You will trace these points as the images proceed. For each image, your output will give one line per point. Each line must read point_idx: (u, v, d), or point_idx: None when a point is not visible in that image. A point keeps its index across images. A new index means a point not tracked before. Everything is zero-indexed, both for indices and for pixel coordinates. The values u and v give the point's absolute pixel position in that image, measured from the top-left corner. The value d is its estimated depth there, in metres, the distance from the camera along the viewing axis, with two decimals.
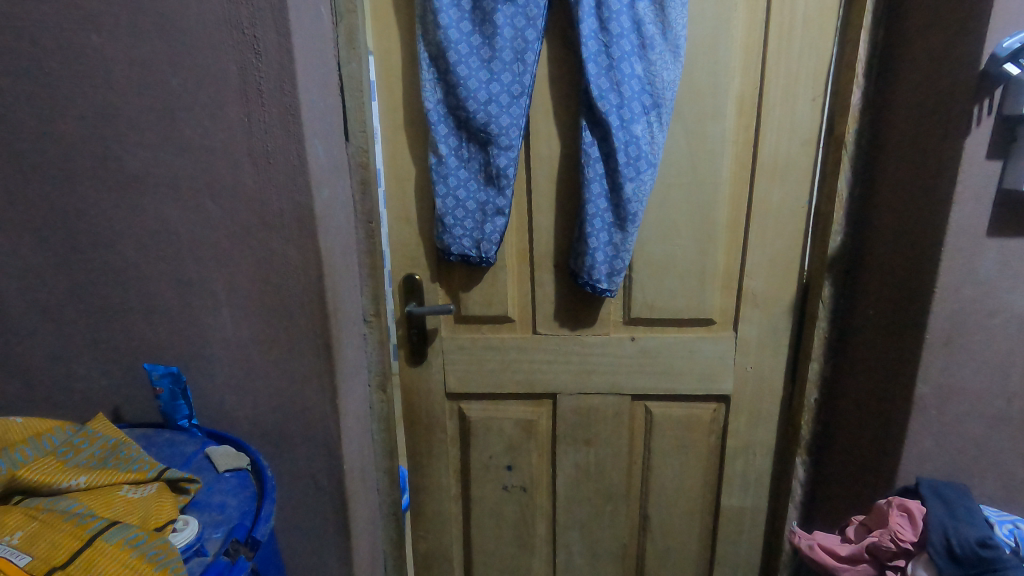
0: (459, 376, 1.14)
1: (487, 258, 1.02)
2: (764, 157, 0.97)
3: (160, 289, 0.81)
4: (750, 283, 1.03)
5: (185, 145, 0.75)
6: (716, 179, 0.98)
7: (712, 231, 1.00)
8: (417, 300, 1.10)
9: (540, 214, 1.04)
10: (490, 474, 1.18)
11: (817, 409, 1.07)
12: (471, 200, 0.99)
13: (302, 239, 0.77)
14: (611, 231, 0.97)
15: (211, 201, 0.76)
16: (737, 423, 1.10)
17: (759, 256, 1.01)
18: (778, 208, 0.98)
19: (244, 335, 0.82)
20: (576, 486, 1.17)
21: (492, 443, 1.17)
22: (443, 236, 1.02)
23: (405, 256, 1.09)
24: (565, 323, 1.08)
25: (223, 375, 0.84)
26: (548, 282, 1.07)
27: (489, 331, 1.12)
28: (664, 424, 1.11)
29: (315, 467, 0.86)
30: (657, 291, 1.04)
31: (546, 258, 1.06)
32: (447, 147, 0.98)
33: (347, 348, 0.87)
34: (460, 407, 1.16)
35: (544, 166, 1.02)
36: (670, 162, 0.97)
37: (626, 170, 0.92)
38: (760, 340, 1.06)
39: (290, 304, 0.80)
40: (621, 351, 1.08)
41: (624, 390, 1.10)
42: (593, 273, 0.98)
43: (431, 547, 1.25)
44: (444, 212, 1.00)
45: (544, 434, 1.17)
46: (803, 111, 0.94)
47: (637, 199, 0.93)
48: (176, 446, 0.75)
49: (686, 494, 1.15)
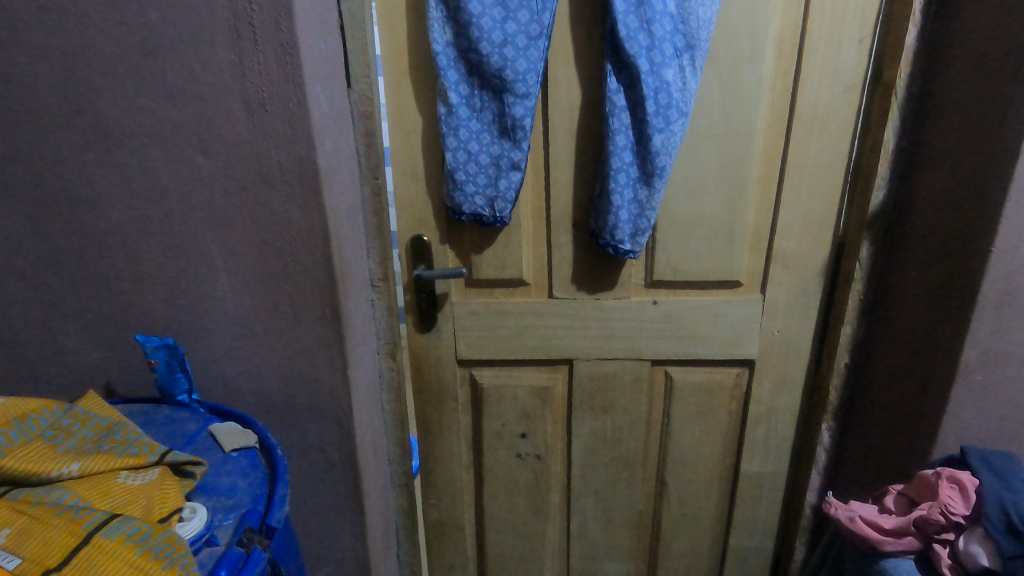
0: (470, 341, 1.09)
1: (502, 217, 0.96)
2: (803, 105, 0.89)
3: (150, 254, 0.73)
4: (780, 243, 0.96)
5: (170, 91, 0.66)
6: (750, 130, 0.90)
7: (742, 186, 0.94)
8: (426, 263, 1.04)
9: (557, 169, 0.97)
10: (504, 442, 1.15)
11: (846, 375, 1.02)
12: (484, 153, 0.92)
13: (304, 196, 0.69)
14: (636, 187, 0.90)
15: (203, 155, 0.68)
16: (760, 389, 1.06)
17: (792, 214, 0.95)
18: (815, 162, 0.91)
19: (244, 302, 0.75)
20: (591, 452, 1.15)
21: (505, 411, 1.13)
22: (454, 194, 0.95)
23: (411, 217, 1.01)
24: (583, 287, 1.03)
25: (223, 346, 0.77)
26: (565, 243, 1.01)
27: (502, 296, 1.06)
28: (685, 390, 1.08)
29: (324, 440, 0.82)
30: (681, 251, 0.98)
31: (563, 217, 0.99)
32: (458, 95, 0.89)
33: (353, 314, 0.81)
34: (472, 374, 1.12)
35: (562, 116, 0.93)
36: (700, 111, 0.90)
37: (655, 120, 0.85)
38: (788, 302, 1.00)
39: (294, 270, 0.73)
40: (642, 315, 1.03)
41: (643, 356, 1.06)
42: (616, 233, 0.93)
43: (443, 515, 1.22)
44: (455, 167, 0.93)
45: (559, 401, 1.12)
46: (849, 54, 0.86)
47: (666, 152, 0.87)
48: (177, 424, 0.69)
49: (704, 460, 1.12)
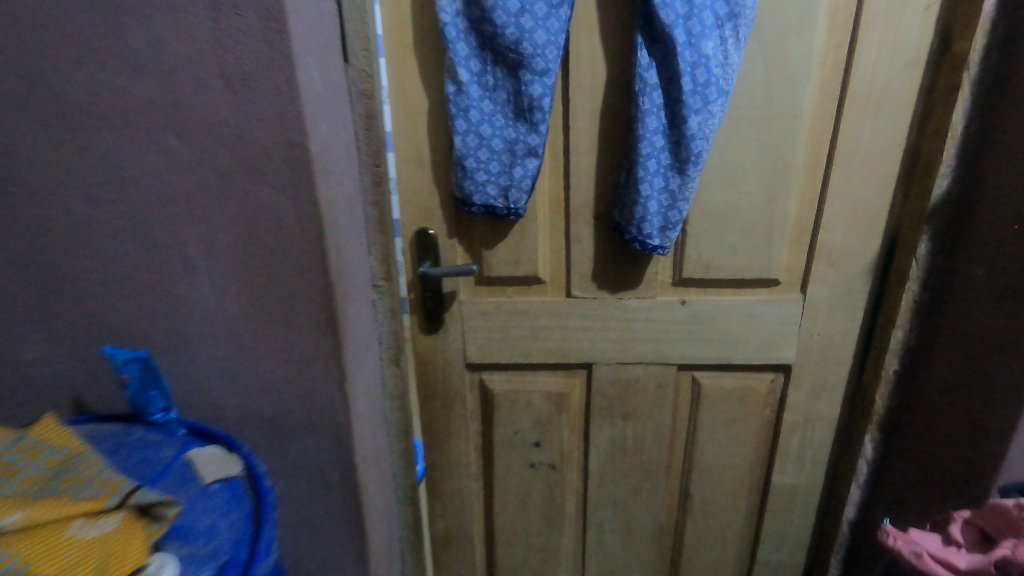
0: (480, 344, 1.00)
1: (516, 209, 0.87)
2: (857, 83, 0.79)
3: (118, 254, 0.64)
4: (825, 238, 0.87)
5: (137, 64, 0.56)
6: (795, 111, 0.81)
7: (785, 175, 0.84)
8: (432, 259, 0.95)
9: (578, 155, 0.87)
10: (516, 450, 1.07)
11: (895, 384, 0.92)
12: (497, 138, 0.83)
13: (295, 187, 0.60)
14: (667, 176, 0.81)
15: (178, 139, 0.59)
16: (796, 396, 0.97)
17: (840, 205, 0.85)
18: (867, 147, 0.82)
19: (227, 308, 0.66)
20: (610, 462, 1.06)
21: (517, 418, 1.05)
22: (464, 183, 0.86)
23: (417, 208, 0.92)
24: (604, 285, 0.94)
25: (204, 359, 0.68)
26: (585, 237, 0.91)
27: (516, 294, 0.97)
28: (713, 397, 0.99)
29: (321, 460, 0.73)
30: (714, 246, 0.89)
31: (584, 209, 0.90)
32: (468, 72, 0.80)
33: (352, 319, 0.72)
34: (481, 378, 1.04)
35: (585, 96, 0.84)
36: (741, 89, 0.80)
37: (690, 100, 0.75)
38: (832, 303, 0.91)
39: (284, 271, 0.64)
40: (668, 316, 0.94)
41: (669, 360, 0.97)
42: (644, 226, 0.83)
43: (450, 526, 1.15)
44: (465, 153, 0.84)
45: (576, 407, 1.04)
46: (912, 24, 0.76)
47: (702, 136, 0.77)
48: (150, 449, 0.60)
49: (732, 471, 1.04)
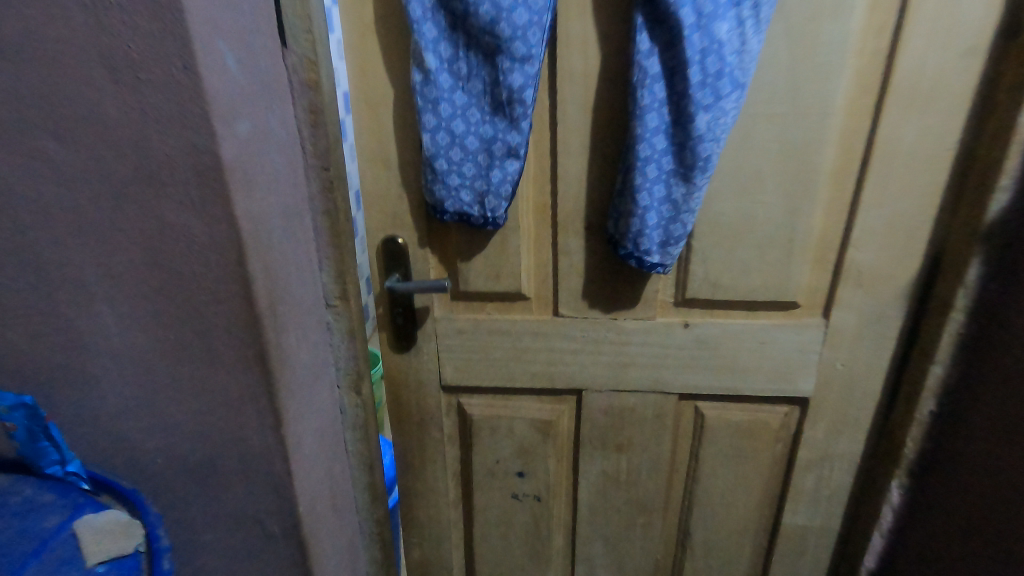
0: (457, 364, 0.90)
1: (495, 217, 0.75)
2: (900, 73, 0.66)
3: (5, 278, 0.53)
4: (855, 256, 0.75)
5: (5, 51, 0.46)
6: (825, 108, 0.68)
7: (809, 182, 0.71)
8: (401, 271, 0.83)
9: (567, 157, 0.75)
10: (497, 480, 0.97)
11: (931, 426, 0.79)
12: (472, 135, 0.71)
13: (206, 202, 0.49)
14: (670, 183, 0.69)
15: (62, 144, 0.48)
16: (813, 431, 0.86)
17: (874, 219, 0.72)
18: (910, 151, 0.69)
19: (136, 342, 0.55)
20: (601, 495, 0.96)
21: (499, 446, 0.94)
22: (435, 187, 0.74)
23: (383, 214, 0.81)
24: (596, 304, 0.82)
25: (114, 399, 0.57)
26: (575, 250, 0.80)
27: (496, 312, 0.86)
28: (718, 430, 0.88)
29: (257, 513, 0.63)
30: (723, 263, 0.77)
31: (573, 218, 0.78)
32: (437, 59, 0.68)
33: (292, 351, 0.61)
34: (459, 401, 0.93)
35: (575, 87, 0.71)
36: (761, 80, 0.67)
37: (698, 94, 0.63)
38: (859, 330, 0.79)
39: (201, 300, 0.53)
40: (669, 341, 0.83)
41: (669, 388, 0.86)
42: (641, 241, 0.72)
43: (427, 555, 1.05)
44: (435, 153, 0.72)
45: (564, 436, 0.93)
46: (973, 3, 0.62)
47: (712, 137, 0.65)
48: (32, 517, 0.54)
49: (738, 509, 0.93)
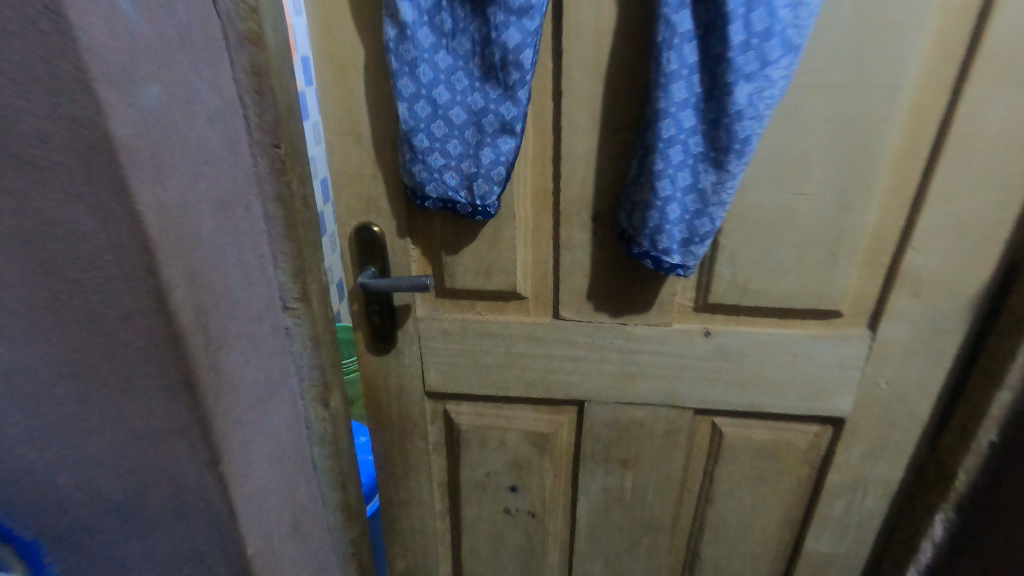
0: (444, 369, 0.79)
1: (486, 206, 0.63)
2: (992, 37, 0.53)
3: None
4: (914, 260, 0.62)
5: None
6: (895, 79, 0.55)
7: (867, 171, 0.59)
8: (377, 265, 0.72)
9: (573, 134, 0.62)
10: (488, 493, 0.87)
11: (990, 459, 0.68)
12: (458, 106, 0.59)
13: (94, 192, 0.38)
14: (697, 168, 0.57)
15: None
16: (846, 454, 0.75)
17: (941, 217, 0.60)
18: (993, 135, 0.56)
19: (31, 364, 0.44)
20: (603, 513, 0.86)
21: (490, 457, 0.85)
22: (414, 168, 0.62)
23: (356, 199, 0.69)
24: (603, 306, 0.71)
25: (13, 430, 0.47)
26: (579, 244, 0.68)
27: (488, 312, 0.75)
28: (738, 449, 0.78)
29: (196, 557, 0.53)
30: (755, 265, 0.65)
31: (579, 207, 0.66)
32: (415, 10, 0.56)
33: (230, 372, 0.50)
34: (446, 409, 0.83)
35: (584, 48, 0.58)
36: (817, 42, 0.54)
37: (740, 59, 0.50)
38: (910, 345, 0.67)
39: (105, 314, 0.42)
40: (686, 351, 0.72)
41: (683, 402, 0.75)
42: (659, 238, 0.60)
43: (411, 568, 0.97)
44: (413, 126, 0.60)
45: (563, 448, 0.83)
46: None
47: (753, 114, 0.52)
48: None
49: (755, 533, 0.84)
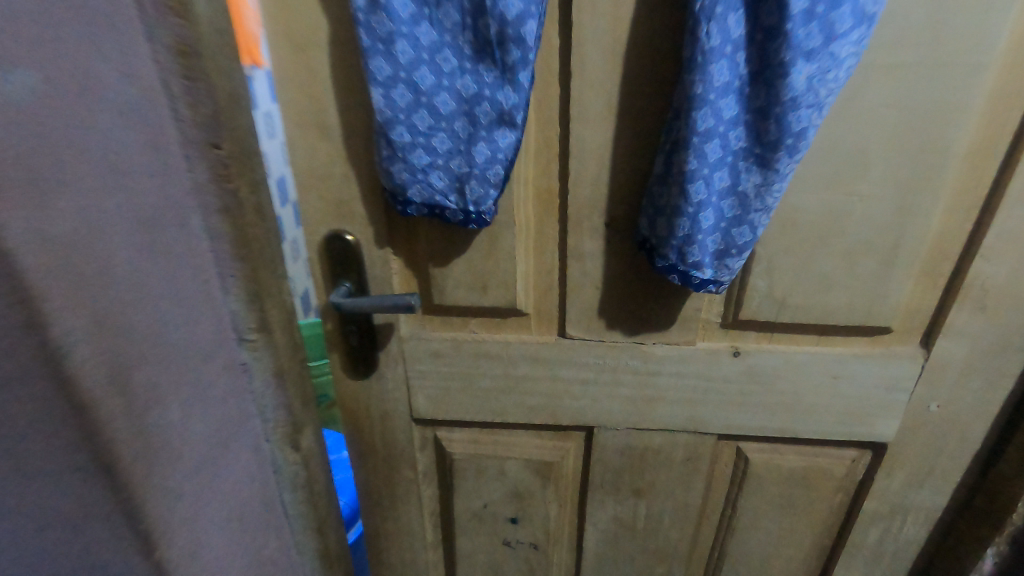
0: (433, 394, 0.69)
1: (480, 212, 0.52)
2: None
3: None
4: (981, 270, 0.54)
5: None
6: (980, 57, 0.45)
7: (936, 168, 0.49)
8: (353, 279, 0.61)
9: (584, 125, 0.52)
10: (485, 525, 0.78)
11: None
12: (445, 91, 0.48)
13: None
14: (738, 168, 0.47)
15: None
16: (886, 482, 0.67)
17: (1017, 220, 0.51)
18: None
19: None
20: (613, 544, 0.78)
21: (487, 487, 0.76)
22: (393, 168, 0.51)
23: (325, 203, 0.58)
24: (617, 324, 0.62)
25: None
26: (590, 254, 0.58)
27: (483, 330, 0.65)
28: (765, 477, 0.69)
29: None
30: (797, 277, 0.55)
31: (590, 211, 0.56)
32: None
33: (153, 429, 0.42)
34: (437, 436, 0.74)
35: (599, 20, 0.48)
36: (887, 12, 0.44)
37: (800, 31, 0.40)
38: (968, 365, 0.59)
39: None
40: (711, 372, 0.63)
41: (706, 428, 0.67)
42: (689, 251, 0.50)
43: None
44: (391, 117, 0.49)
45: (568, 476, 0.75)
46: None
47: (812, 101, 0.42)
48: None
49: (780, 563, 0.76)
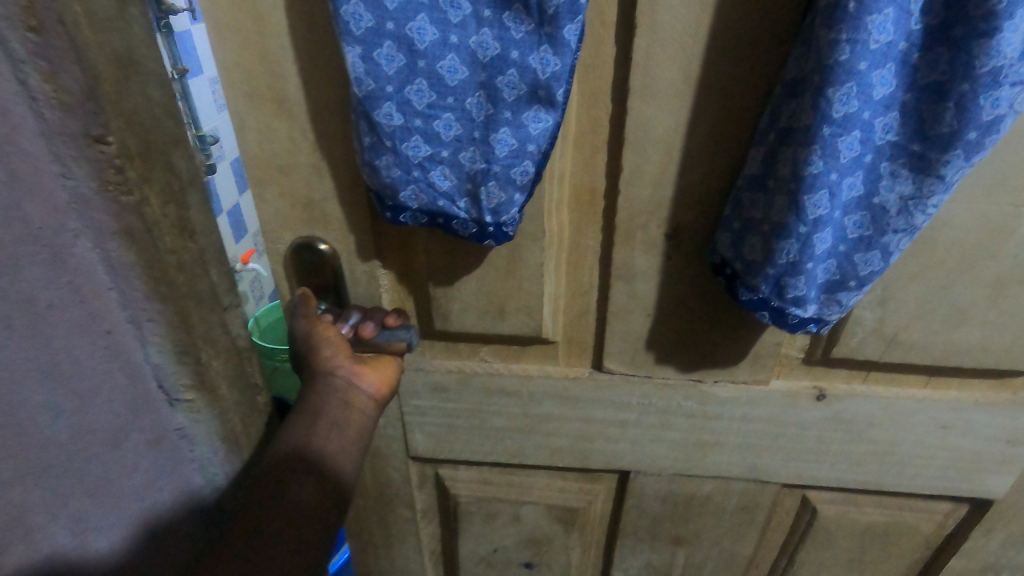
0: (435, 432, 0.56)
1: (498, 224, 0.37)
2: None
3: None
4: None
5: None
6: None
7: None
8: (334, 298, 0.48)
9: (648, 103, 0.37)
10: (494, 570, 0.67)
11: None
12: (454, 51, 0.33)
13: None
14: (878, 169, 0.32)
15: None
16: (983, 540, 0.56)
17: None
18: None
19: None
20: None
21: (498, 531, 0.64)
22: (377, 163, 0.36)
23: (289, 204, 0.43)
24: (670, 358, 0.48)
25: None
26: (642, 275, 0.44)
27: (498, 360, 0.51)
28: (835, 530, 0.58)
29: None
30: (920, 310, 0.42)
31: (647, 221, 0.41)
32: None
33: None
34: (438, 476, 0.61)
35: None
36: None
37: None
38: None
39: None
40: (786, 419, 0.50)
41: (771, 479, 0.54)
42: (792, 288, 0.35)
43: None
44: (374, 90, 0.34)
45: (595, 520, 0.63)
46: None
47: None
48: None
49: None
